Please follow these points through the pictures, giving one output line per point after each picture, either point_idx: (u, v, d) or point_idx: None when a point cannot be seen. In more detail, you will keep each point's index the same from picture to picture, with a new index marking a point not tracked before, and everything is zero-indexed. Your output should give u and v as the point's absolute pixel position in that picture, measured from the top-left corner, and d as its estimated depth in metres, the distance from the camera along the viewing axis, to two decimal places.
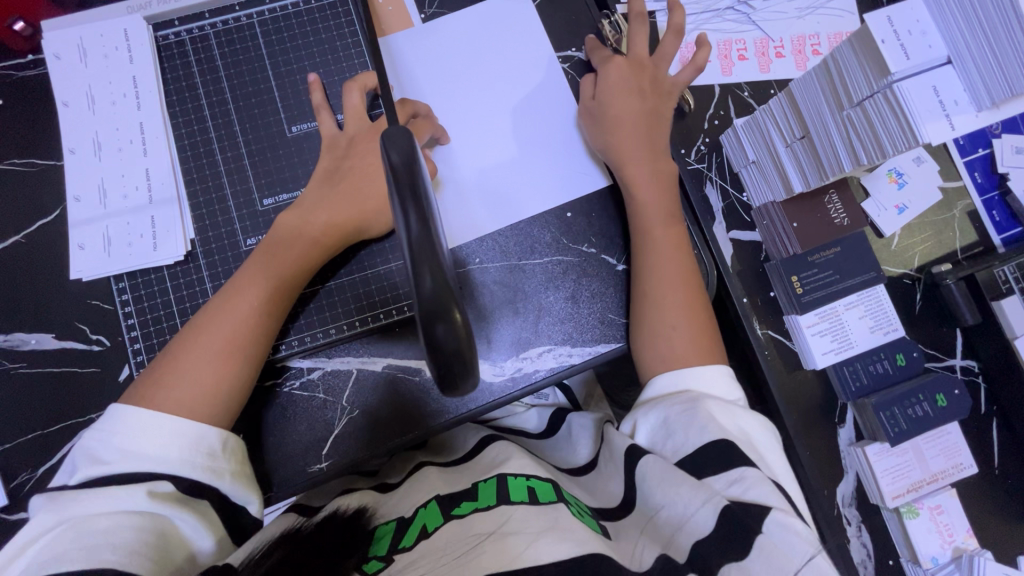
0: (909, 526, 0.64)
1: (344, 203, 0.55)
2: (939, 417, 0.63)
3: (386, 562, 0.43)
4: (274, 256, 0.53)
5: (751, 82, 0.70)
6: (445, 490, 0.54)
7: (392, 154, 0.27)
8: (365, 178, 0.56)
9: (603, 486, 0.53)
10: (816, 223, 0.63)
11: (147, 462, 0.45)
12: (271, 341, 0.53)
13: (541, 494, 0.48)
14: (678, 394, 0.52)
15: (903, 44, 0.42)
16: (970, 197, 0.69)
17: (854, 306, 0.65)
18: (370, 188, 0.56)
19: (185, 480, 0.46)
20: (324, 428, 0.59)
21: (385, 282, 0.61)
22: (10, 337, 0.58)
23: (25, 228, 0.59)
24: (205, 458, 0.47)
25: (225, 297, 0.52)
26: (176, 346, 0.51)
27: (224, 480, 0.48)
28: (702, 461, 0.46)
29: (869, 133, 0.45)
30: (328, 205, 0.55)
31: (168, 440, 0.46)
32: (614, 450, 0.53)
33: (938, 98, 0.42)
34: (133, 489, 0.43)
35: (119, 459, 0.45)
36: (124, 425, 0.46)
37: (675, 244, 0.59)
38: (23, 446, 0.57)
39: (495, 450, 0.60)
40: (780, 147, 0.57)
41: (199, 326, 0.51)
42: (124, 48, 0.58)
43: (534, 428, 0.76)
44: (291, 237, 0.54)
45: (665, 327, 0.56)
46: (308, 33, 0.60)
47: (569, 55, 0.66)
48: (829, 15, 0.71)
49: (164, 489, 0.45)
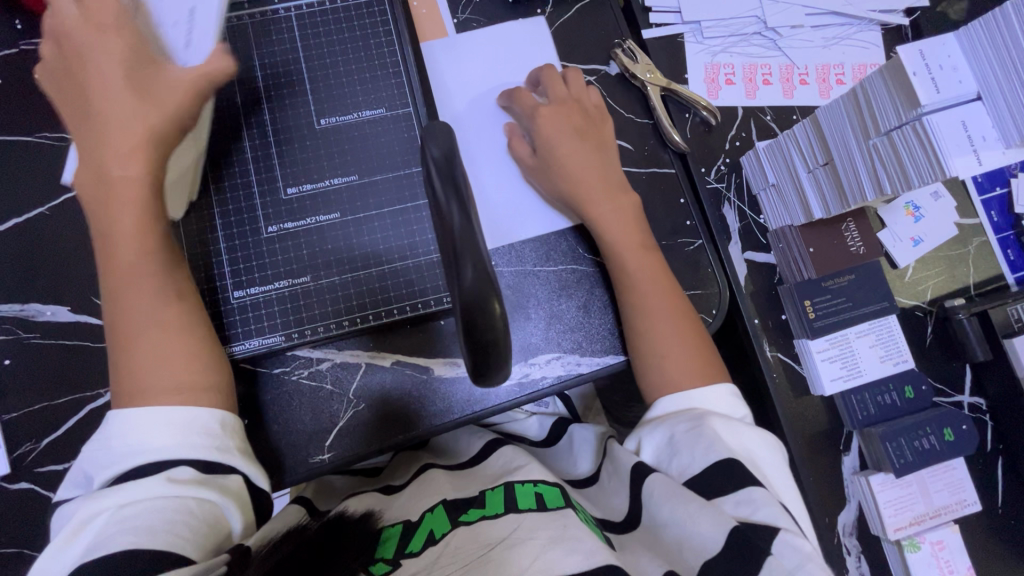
0: (910, 559, 0.63)
1: (121, 132, 0.49)
2: (946, 451, 0.62)
3: (394, 564, 0.43)
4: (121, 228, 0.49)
5: (775, 107, 0.71)
6: (451, 494, 0.53)
7: (433, 147, 0.30)
8: (99, 89, 0.49)
9: (606, 500, 0.54)
10: (832, 249, 0.63)
11: (145, 453, 0.44)
12: (179, 305, 0.51)
13: (548, 499, 0.48)
14: (683, 412, 0.52)
15: (933, 78, 0.43)
16: (986, 235, 0.69)
17: (865, 335, 0.65)
18: (131, 106, 0.49)
19: (199, 461, 0.45)
20: (329, 420, 0.59)
21: (401, 278, 0.59)
22: (26, 307, 0.59)
23: (51, 200, 0.61)
24: (205, 438, 0.46)
25: (116, 291, 0.49)
26: (118, 356, 0.49)
27: (234, 457, 0.47)
28: (709, 481, 0.46)
29: (895, 163, 0.46)
30: (111, 141, 0.49)
31: (163, 426, 0.45)
32: (618, 465, 0.54)
33: (967, 133, 0.43)
34: (150, 479, 0.42)
35: (122, 460, 0.44)
36: (124, 428, 0.45)
37: (651, 270, 0.58)
38: (30, 416, 0.58)
39: (504, 456, 0.60)
40: (803, 172, 0.57)
41: (122, 327, 0.49)
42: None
43: (534, 436, 0.75)
44: (100, 199, 0.49)
45: (670, 347, 0.56)
46: (342, 29, 0.61)
47: (596, 68, 0.68)
48: (854, 47, 0.72)
49: (181, 475, 0.43)
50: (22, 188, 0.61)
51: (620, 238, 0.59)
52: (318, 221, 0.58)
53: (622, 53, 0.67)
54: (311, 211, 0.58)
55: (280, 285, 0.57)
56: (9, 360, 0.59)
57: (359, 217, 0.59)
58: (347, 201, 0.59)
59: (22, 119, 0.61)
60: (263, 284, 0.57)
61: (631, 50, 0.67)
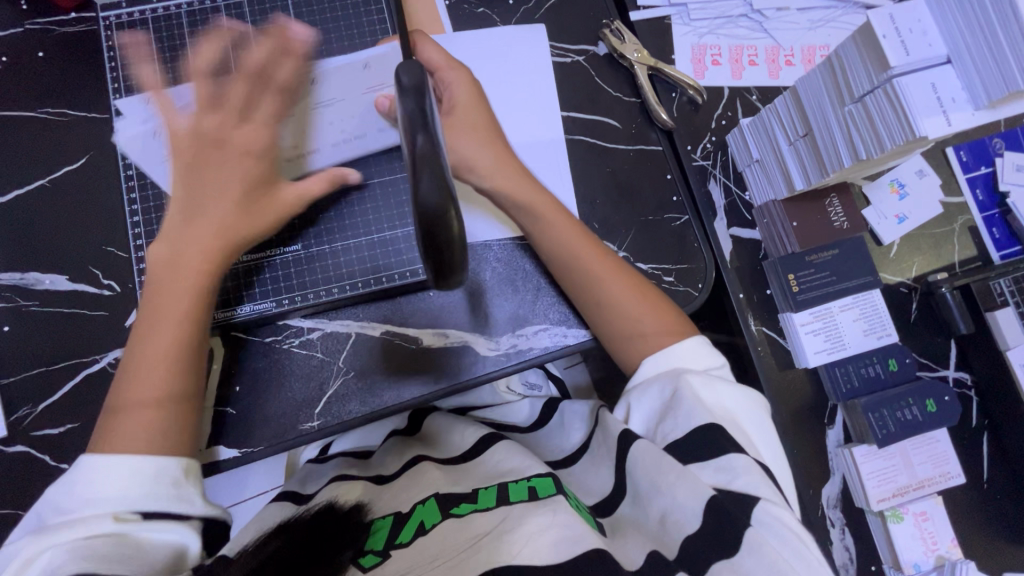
0: (893, 530, 0.64)
1: (208, 213, 0.52)
2: (928, 421, 0.63)
3: (383, 556, 0.43)
4: (164, 317, 0.49)
5: (760, 87, 0.72)
6: (446, 489, 0.52)
7: (404, 77, 0.33)
8: (220, 177, 0.53)
9: (597, 473, 0.53)
10: (816, 224, 0.64)
11: (105, 502, 0.42)
12: (197, 373, 0.51)
13: (540, 489, 0.47)
14: (665, 376, 0.51)
15: (903, 41, 0.44)
16: (971, 213, 0.70)
17: (849, 308, 0.65)
18: (237, 214, 0.53)
19: (155, 509, 0.43)
20: (318, 388, 0.60)
21: (390, 247, 0.60)
22: (25, 275, 0.61)
23: (51, 172, 0.62)
24: (169, 487, 0.45)
25: (139, 343, 0.49)
26: (115, 401, 0.48)
27: (195, 505, 0.45)
28: (690, 448, 0.46)
29: (868, 128, 0.47)
30: (196, 224, 0.52)
31: (130, 478, 0.43)
32: (607, 432, 0.53)
33: (936, 95, 0.44)
34: (98, 516, 0.41)
35: (78, 507, 0.42)
36: (83, 479, 0.43)
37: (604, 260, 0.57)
38: (28, 381, 0.59)
39: (498, 451, 0.56)
40: (783, 145, 0.59)
41: (129, 373, 0.48)
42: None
43: (524, 421, 0.70)
44: (165, 279, 0.50)
45: (641, 312, 0.56)
46: (336, 7, 0.61)
47: (585, 48, 0.69)
48: (839, 29, 0.73)
49: (132, 515, 0.42)
50: (25, 161, 0.62)
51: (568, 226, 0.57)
52: None
53: (610, 34, 0.69)
54: None
55: (272, 254, 0.58)
56: (7, 326, 0.60)
57: (351, 190, 0.60)
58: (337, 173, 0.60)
59: (26, 95, 0.63)
60: (254, 252, 0.58)
61: (618, 31, 0.68)
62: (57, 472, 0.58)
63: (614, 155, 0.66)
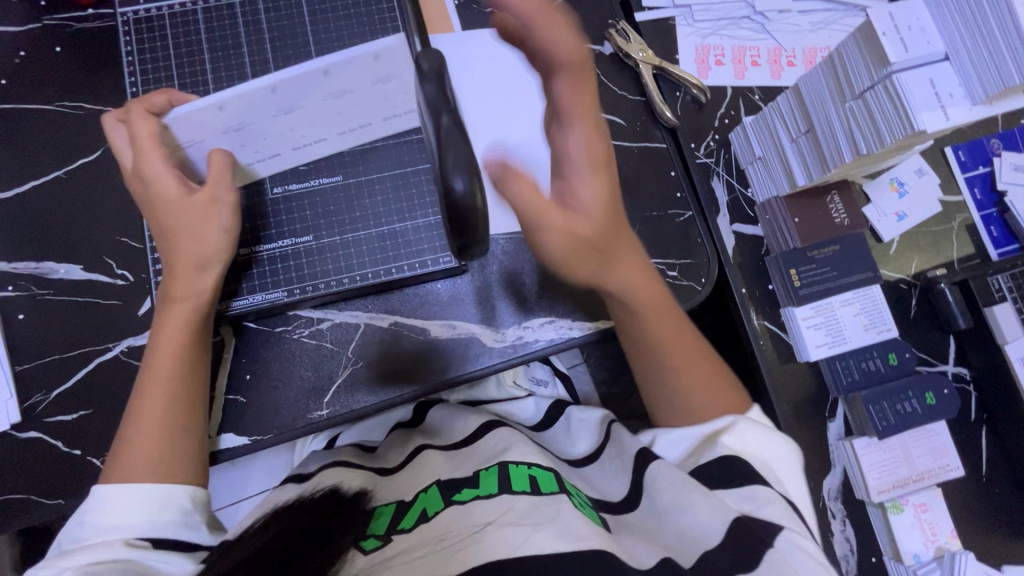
0: (893, 521, 0.64)
1: (184, 263, 0.52)
2: (927, 414, 0.65)
3: (384, 540, 0.43)
4: (164, 355, 0.52)
5: (763, 87, 0.74)
6: (449, 475, 0.54)
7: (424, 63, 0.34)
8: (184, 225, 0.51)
9: (603, 480, 0.55)
10: (817, 220, 0.66)
11: (116, 529, 0.44)
12: (195, 408, 0.53)
13: (542, 484, 0.48)
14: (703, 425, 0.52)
15: (902, 39, 0.46)
16: (970, 212, 0.71)
17: (849, 303, 0.66)
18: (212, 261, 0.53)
19: (165, 539, 0.45)
20: (327, 377, 0.61)
21: (399, 238, 0.61)
22: (41, 264, 0.62)
23: (66, 164, 0.64)
24: (176, 515, 0.47)
25: (140, 390, 0.51)
26: (120, 442, 0.50)
27: (201, 531, 0.47)
28: (718, 476, 0.47)
29: (869, 123, 0.48)
30: (177, 273, 0.52)
31: (139, 507, 0.46)
32: (623, 448, 0.55)
33: (934, 90, 0.45)
34: (111, 541, 0.43)
35: (93, 534, 0.44)
36: (98, 509, 0.45)
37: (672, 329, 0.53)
38: (41, 368, 0.60)
39: (498, 436, 0.58)
40: (786, 142, 0.60)
41: (135, 415, 0.50)
42: (379, 74, 0.44)
43: (528, 421, 0.71)
44: (162, 329, 0.52)
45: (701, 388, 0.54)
46: (349, 4, 0.62)
47: (591, 48, 0.70)
48: (840, 31, 0.75)
49: (144, 542, 0.44)
50: (41, 153, 0.64)
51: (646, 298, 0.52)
52: (321, 183, 0.60)
53: (616, 34, 0.70)
54: (315, 174, 0.60)
55: (284, 244, 0.59)
56: (22, 314, 0.61)
57: (364, 182, 0.61)
58: (348, 165, 0.61)
59: (42, 88, 0.65)
60: (267, 242, 0.59)
61: (624, 32, 0.70)
62: (69, 457, 0.59)
63: (620, 152, 0.68)
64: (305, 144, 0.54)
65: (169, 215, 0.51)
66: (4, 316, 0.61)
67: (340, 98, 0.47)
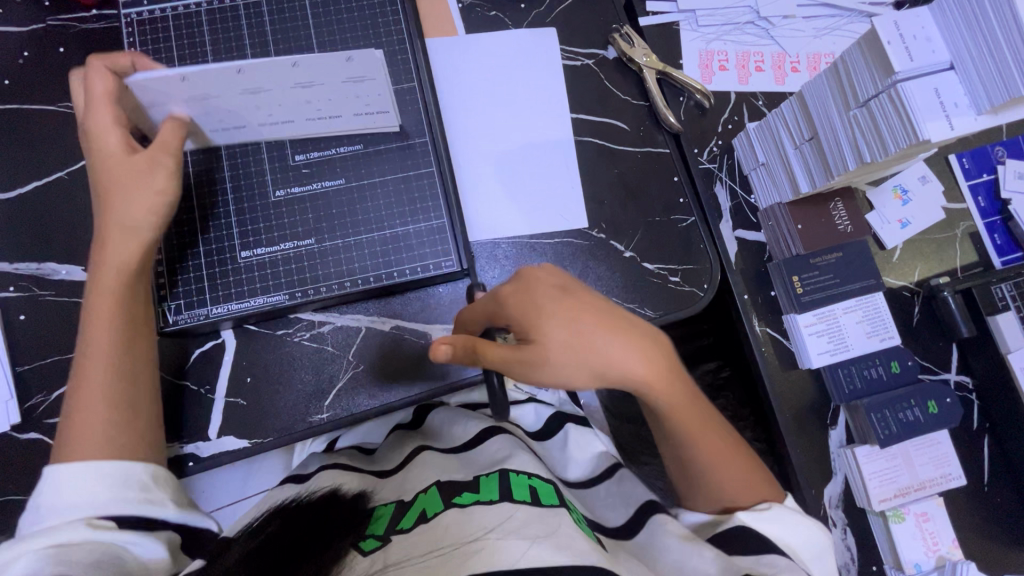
0: (894, 530, 0.64)
1: (115, 231, 0.51)
2: (930, 423, 0.64)
3: (383, 541, 0.44)
4: (98, 315, 0.51)
5: (767, 93, 0.74)
6: (447, 477, 0.53)
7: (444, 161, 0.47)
8: (117, 192, 0.51)
9: (598, 505, 0.56)
10: (820, 227, 0.65)
11: (76, 507, 0.44)
12: (140, 378, 0.51)
13: (542, 495, 0.48)
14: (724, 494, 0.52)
15: (907, 47, 0.46)
16: (973, 220, 0.71)
17: (852, 311, 0.66)
18: (140, 226, 0.52)
19: (128, 516, 0.45)
20: (328, 380, 0.61)
21: (402, 242, 0.61)
22: (43, 265, 0.62)
23: (69, 165, 0.64)
24: (138, 492, 0.47)
25: (81, 365, 0.50)
26: (67, 419, 0.49)
27: (167, 507, 0.47)
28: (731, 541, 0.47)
29: (873, 132, 0.48)
30: (112, 243, 0.51)
31: (95, 483, 0.45)
32: (631, 493, 0.55)
33: (939, 99, 0.45)
34: (73, 522, 0.43)
35: (52, 518, 0.43)
36: (54, 491, 0.45)
37: (681, 394, 0.50)
38: (41, 369, 0.60)
39: (498, 443, 0.57)
40: (789, 149, 0.60)
41: (78, 390, 0.49)
42: (352, 74, 0.50)
43: (528, 427, 0.68)
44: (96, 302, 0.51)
45: (727, 462, 0.51)
46: (353, 7, 0.62)
47: (595, 52, 0.70)
48: (844, 37, 0.75)
49: (107, 522, 0.44)
50: (44, 153, 0.64)
51: (646, 370, 0.48)
52: (324, 186, 0.60)
53: (620, 38, 0.70)
54: (318, 177, 0.60)
55: (286, 246, 0.59)
56: (23, 315, 0.61)
57: (370, 186, 0.61)
58: (351, 168, 0.61)
59: (46, 89, 0.65)
60: (269, 245, 0.59)
61: (628, 36, 0.70)
62: None
63: (623, 158, 0.68)
64: (273, 122, 0.56)
65: (107, 173, 0.51)
66: (5, 316, 0.61)
67: (309, 88, 0.51)
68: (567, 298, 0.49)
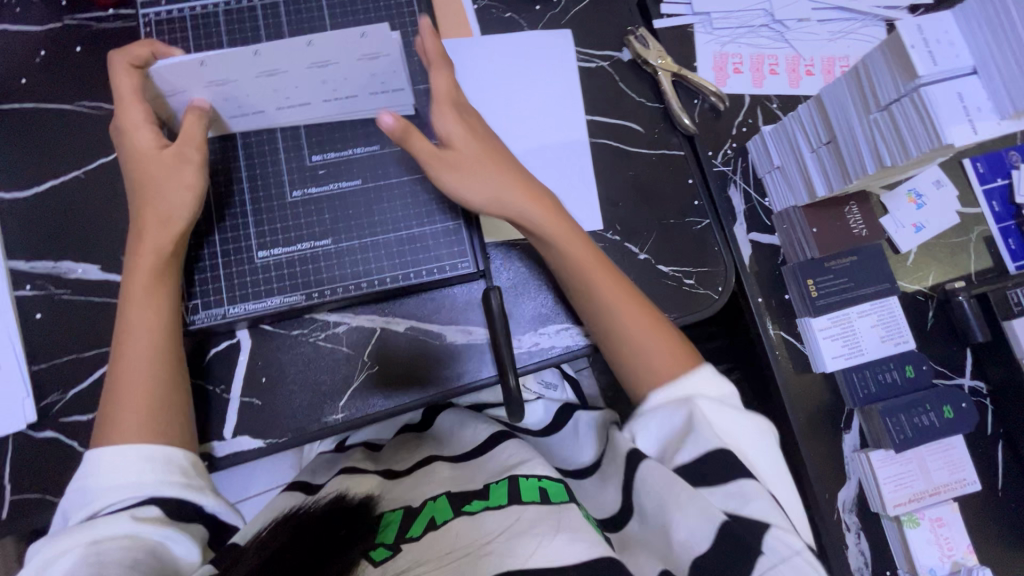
0: (909, 535, 0.64)
1: (151, 223, 0.52)
2: (944, 428, 0.64)
3: (393, 549, 0.43)
4: (132, 303, 0.51)
5: (781, 96, 0.74)
6: (455, 487, 0.53)
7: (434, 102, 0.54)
8: (156, 183, 0.52)
9: (601, 492, 0.52)
10: (835, 230, 0.65)
11: (122, 492, 0.44)
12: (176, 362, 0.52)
13: (553, 494, 0.47)
14: (671, 401, 0.49)
15: (930, 52, 0.46)
16: (987, 224, 0.71)
17: (866, 314, 0.66)
18: (174, 216, 0.53)
19: (171, 501, 0.45)
20: (342, 380, 0.61)
21: (420, 242, 0.61)
22: (59, 264, 0.62)
23: (85, 164, 0.64)
24: (179, 476, 0.47)
25: (118, 353, 0.50)
26: (104, 407, 0.49)
27: (207, 496, 0.47)
28: (702, 471, 0.44)
29: (894, 136, 0.48)
30: (148, 232, 0.52)
31: (139, 468, 0.46)
32: (617, 451, 0.50)
33: (962, 104, 0.45)
34: (117, 515, 0.42)
35: (96, 500, 0.44)
36: (99, 472, 0.45)
37: (588, 258, 0.56)
38: (57, 367, 0.61)
39: (509, 448, 0.57)
40: (806, 152, 0.60)
41: (114, 379, 0.50)
42: (367, 51, 0.49)
43: (536, 424, 0.71)
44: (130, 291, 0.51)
45: (646, 337, 0.54)
46: (370, 9, 0.62)
47: (610, 54, 0.70)
48: (859, 41, 0.75)
49: (151, 513, 0.44)
50: (60, 152, 0.64)
51: (526, 196, 0.56)
52: (343, 187, 0.60)
53: (635, 40, 0.70)
54: (334, 177, 0.60)
55: (302, 246, 0.59)
56: (40, 313, 0.61)
57: (386, 187, 0.61)
58: (370, 169, 0.61)
59: (63, 88, 0.65)
60: (286, 245, 0.59)
61: (643, 37, 0.70)
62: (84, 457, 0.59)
63: (638, 160, 0.68)
64: (290, 106, 0.56)
65: (140, 165, 0.52)
66: (22, 315, 0.61)
67: (325, 68, 0.51)
68: (479, 142, 0.57)
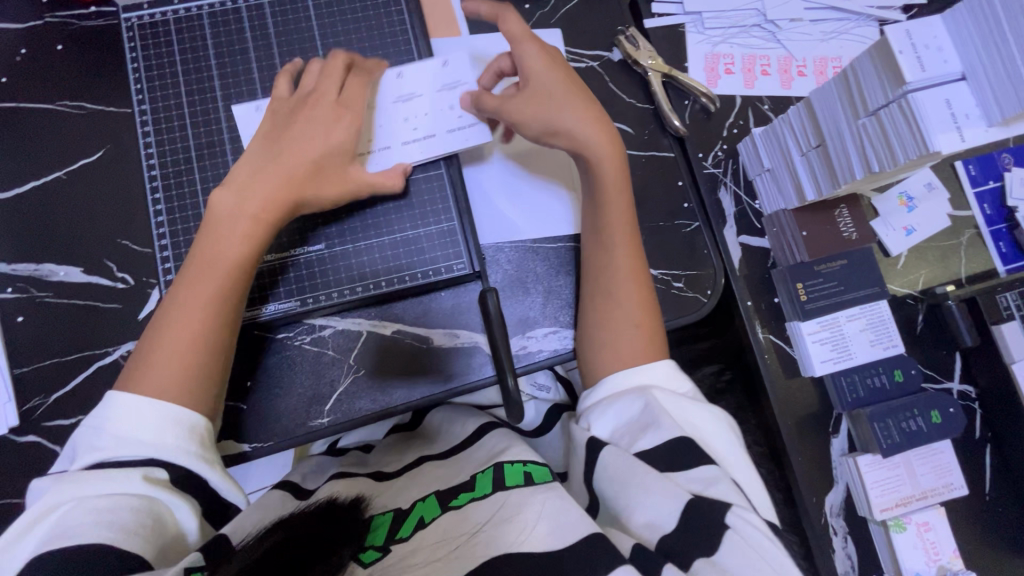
0: (896, 539, 0.65)
1: (272, 170, 0.50)
2: (933, 432, 0.64)
3: (383, 551, 0.41)
4: (221, 247, 0.48)
5: (773, 97, 0.73)
6: (442, 485, 0.52)
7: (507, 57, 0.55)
8: (302, 141, 0.52)
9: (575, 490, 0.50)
10: (825, 233, 0.65)
11: (137, 446, 0.41)
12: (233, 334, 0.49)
13: (536, 476, 0.47)
14: (631, 389, 0.49)
15: (918, 57, 0.45)
16: (979, 227, 0.70)
17: (855, 318, 0.66)
18: (302, 173, 0.51)
19: (181, 470, 0.42)
20: (329, 385, 0.61)
21: (413, 246, 0.60)
22: (41, 266, 0.61)
23: (68, 165, 0.63)
24: (196, 446, 0.43)
25: (181, 287, 0.47)
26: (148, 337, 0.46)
27: (215, 471, 0.44)
28: (663, 457, 0.43)
29: (882, 141, 0.48)
30: (262, 178, 0.50)
31: (160, 424, 0.42)
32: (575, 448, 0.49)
33: (950, 111, 0.45)
34: (129, 470, 0.40)
35: (110, 446, 0.41)
36: (119, 411, 0.42)
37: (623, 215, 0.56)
38: (40, 371, 0.60)
39: (494, 440, 0.56)
40: (796, 156, 0.59)
41: (166, 316, 0.46)
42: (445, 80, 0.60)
43: (529, 424, 0.70)
44: (219, 230, 0.48)
45: (614, 326, 0.55)
46: (356, 8, 0.61)
47: (600, 54, 0.69)
48: (851, 41, 0.74)
49: (161, 475, 0.41)
50: (41, 153, 0.63)
51: (589, 117, 0.55)
52: None
53: (626, 39, 0.69)
54: None
55: (297, 251, 0.59)
56: (22, 316, 0.61)
57: None
58: None
59: (43, 88, 0.64)
60: (278, 249, 0.58)
61: (634, 38, 0.69)
62: None
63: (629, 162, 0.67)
64: None
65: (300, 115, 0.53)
66: (3, 318, 0.60)
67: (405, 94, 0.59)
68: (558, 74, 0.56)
